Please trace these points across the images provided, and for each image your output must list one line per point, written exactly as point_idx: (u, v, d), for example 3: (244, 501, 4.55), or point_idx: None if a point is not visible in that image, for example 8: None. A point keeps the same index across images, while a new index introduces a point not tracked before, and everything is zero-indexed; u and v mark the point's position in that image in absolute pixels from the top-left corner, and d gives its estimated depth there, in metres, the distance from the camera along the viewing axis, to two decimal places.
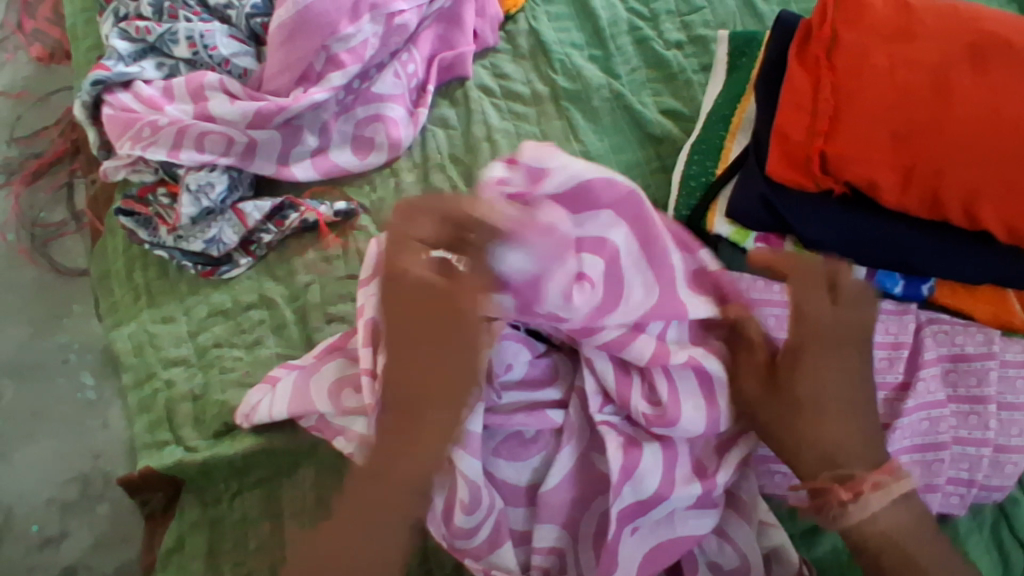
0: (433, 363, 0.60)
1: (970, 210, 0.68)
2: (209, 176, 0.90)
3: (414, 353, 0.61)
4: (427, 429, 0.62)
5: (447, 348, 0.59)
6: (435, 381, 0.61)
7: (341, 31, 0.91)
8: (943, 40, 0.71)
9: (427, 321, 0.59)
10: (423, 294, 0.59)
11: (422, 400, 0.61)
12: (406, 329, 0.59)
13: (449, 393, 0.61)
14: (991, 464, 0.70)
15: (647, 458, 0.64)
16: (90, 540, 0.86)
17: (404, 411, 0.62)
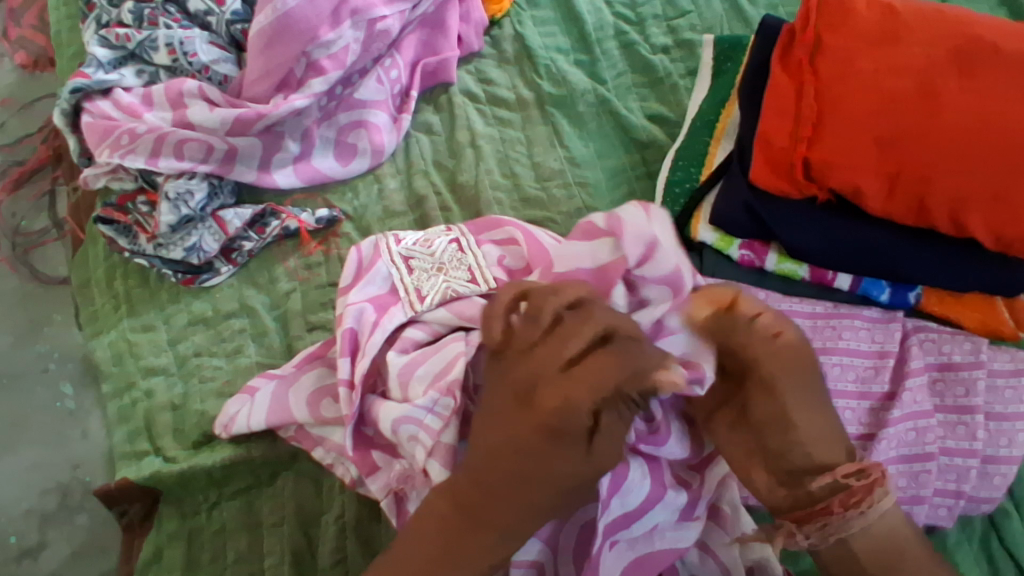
0: (531, 455, 0.53)
1: (956, 217, 0.67)
2: (188, 184, 0.89)
3: (503, 460, 0.54)
4: (482, 546, 0.55)
5: (537, 471, 0.53)
6: (512, 499, 0.54)
7: (322, 37, 0.90)
8: (926, 43, 0.70)
9: (533, 434, 0.53)
10: (547, 409, 0.53)
11: (489, 513, 0.55)
12: (508, 425, 0.55)
13: (523, 517, 0.55)
14: (979, 475, 0.69)
15: (635, 470, 0.62)
16: (69, 551, 0.86)
17: (467, 512, 0.55)
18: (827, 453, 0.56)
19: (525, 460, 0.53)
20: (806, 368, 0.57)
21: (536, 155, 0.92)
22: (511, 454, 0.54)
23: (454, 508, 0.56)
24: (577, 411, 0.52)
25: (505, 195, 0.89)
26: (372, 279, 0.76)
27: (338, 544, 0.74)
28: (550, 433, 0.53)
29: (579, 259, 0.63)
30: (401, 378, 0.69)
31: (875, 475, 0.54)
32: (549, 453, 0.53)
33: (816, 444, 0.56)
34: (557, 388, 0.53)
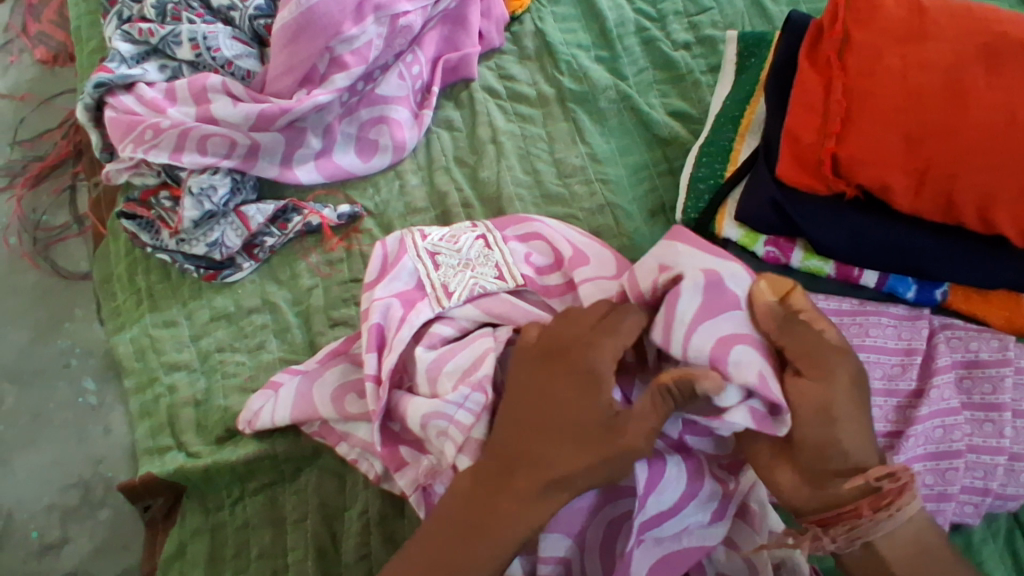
0: (564, 417, 0.56)
1: (985, 214, 0.67)
2: (211, 179, 0.89)
3: (528, 422, 0.57)
4: (507, 519, 0.55)
5: (560, 427, 0.56)
6: (536, 462, 0.55)
7: (345, 32, 0.90)
8: (957, 39, 0.69)
9: (555, 388, 0.57)
10: (567, 363, 0.57)
11: (512, 479, 0.56)
12: (531, 393, 0.57)
13: (547, 482, 0.55)
14: (1006, 472, 0.68)
15: (671, 469, 0.62)
16: (91, 546, 0.86)
17: (491, 485, 0.56)
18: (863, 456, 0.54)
19: (549, 417, 0.56)
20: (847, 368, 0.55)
21: (558, 151, 0.92)
22: (535, 416, 0.57)
23: (477, 485, 0.57)
24: (597, 362, 0.56)
25: (527, 191, 0.89)
26: (399, 274, 0.75)
27: (362, 539, 0.74)
28: (574, 389, 0.56)
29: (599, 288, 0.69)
30: (429, 373, 0.69)
31: (904, 479, 0.52)
32: (568, 404, 0.56)
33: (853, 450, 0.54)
34: (577, 343, 0.58)
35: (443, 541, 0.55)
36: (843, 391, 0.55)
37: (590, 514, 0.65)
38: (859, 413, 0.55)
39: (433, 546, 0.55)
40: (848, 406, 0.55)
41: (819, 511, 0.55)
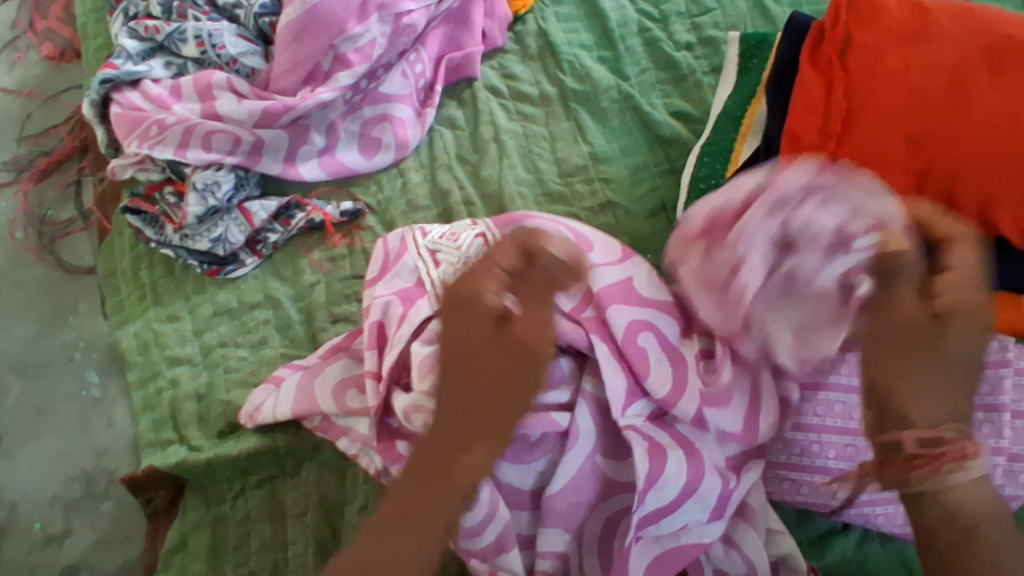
0: (458, 352, 0.57)
1: (987, 215, 0.67)
2: (216, 175, 0.90)
3: (456, 369, 0.58)
4: (465, 469, 0.57)
5: (485, 366, 0.57)
6: (473, 407, 0.57)
7: (349, 31, 0.91)
8: (959, 41, 0.70)
9: (469, 331, 0.57)
10: (475, 306, 0.57)
11: (453, 426, 0.58)
12: (452, 342, 0.58)
13: (486, 421, 0.57)
14: (1005, 473, 0.68)
15: (672, 464, 0.62)
16: (93, 538, 0.86)
17: (445, 439, 0.58)
18: (925, 417, 0.55)
19: (475, 358, 0.57)
20: (940, 332, 0.56)
21: (559, 150, 0.92)
22: (465, 362, 0.57)
23: (433, 447, 0.58)
24: (491, 293, 0.56)
25: (528, 190, 0.90)
26: (399, 272, 0.77)
27: None
28: (458, 324, 0.58)
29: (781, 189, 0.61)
30: (422, 369, 0.68)
31: (952, 452, 0.54)
32: (461, 340, 0.57)
33: (914, 408, 0.56)
34: (473, 282, 0.57)
35: (396, 505, 0.58)
36: (913, 344, 0.56)
37: (591, 510, 0.65)
38: (942, 383, 0.56)
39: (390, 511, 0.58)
40: (938, 379, 0.56)
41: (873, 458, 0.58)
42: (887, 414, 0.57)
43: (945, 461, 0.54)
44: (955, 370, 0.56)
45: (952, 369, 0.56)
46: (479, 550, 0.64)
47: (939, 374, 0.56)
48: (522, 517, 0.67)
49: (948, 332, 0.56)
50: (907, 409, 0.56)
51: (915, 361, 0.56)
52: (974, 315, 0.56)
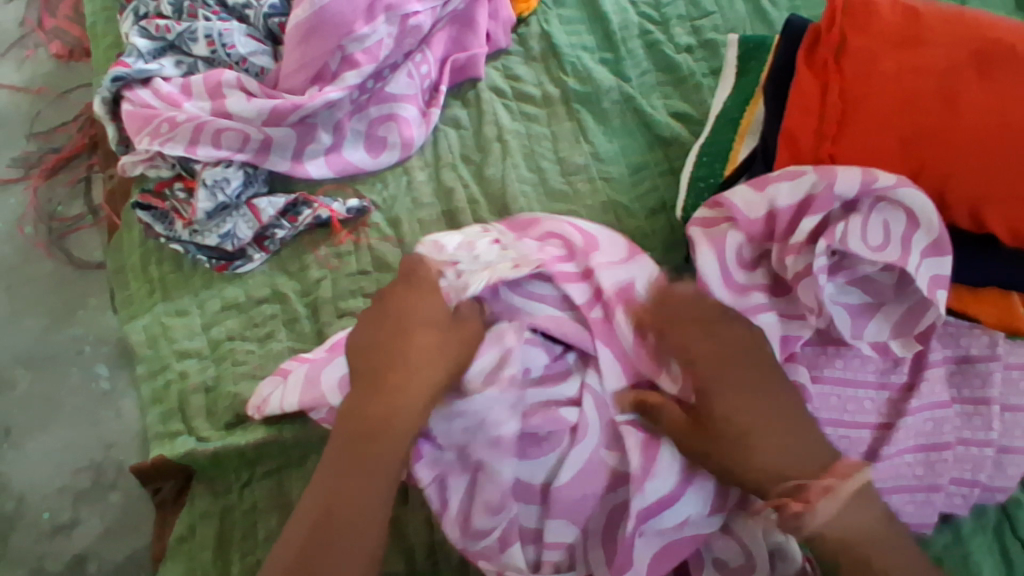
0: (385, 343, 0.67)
1: (975, 214, 0.69)
2: (225, 172, 0.92)
3: (385, 344, 0.66)
4: (400, 417, 0.63)
5: (412, 325, 0.67)
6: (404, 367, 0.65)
7: (357, 31, 0.93)
8: (950, 46, 0.72)
9: (404, 305, 0.68)
10: (405, 288, 0.70)
11: (387, 391, 0.64)
12: (374, 325, 0.68)
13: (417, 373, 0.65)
14: (994, 464, 0.70)
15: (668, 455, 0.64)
16: (102, 528, 0.88)
17: (370, 401, 0.64)
18: (795, 466, 0.59)
19: (400, 328, 0.67)
20: (761, 380, 0.62)
21: (562, 150, 0.94)
22: (388, 340, 0.67)
23: (359, 423, 0.63)
24: (420, 278, 0.70)
25: (530, 188, 0.92)
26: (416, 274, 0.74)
27: None
28: (387, 322, 0.68)
29: (784, 199, 0.70)
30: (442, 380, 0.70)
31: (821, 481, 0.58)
32: (387, 332, 0.67)
33: (779, 467, 0.59)
34: (404, 278, 0.71)
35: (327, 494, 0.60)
36: (743, 409, 0.61)
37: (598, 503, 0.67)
38: (784, 428, 0.60)
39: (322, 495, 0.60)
40: (778, 424, 0.60)
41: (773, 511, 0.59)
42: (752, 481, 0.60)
43: (820, 490, 0.58)
44: (788, 413, 0.61)
45: (779, 407, 0.61)
46: (483, 550, 0.67)
47: (763, 423, 0.60)
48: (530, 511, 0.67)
49: (776, 386, 0.62)
50: (767, 463, 0.59)
51: (754, 427, 0.60)
52: (767, 368, 0.63)
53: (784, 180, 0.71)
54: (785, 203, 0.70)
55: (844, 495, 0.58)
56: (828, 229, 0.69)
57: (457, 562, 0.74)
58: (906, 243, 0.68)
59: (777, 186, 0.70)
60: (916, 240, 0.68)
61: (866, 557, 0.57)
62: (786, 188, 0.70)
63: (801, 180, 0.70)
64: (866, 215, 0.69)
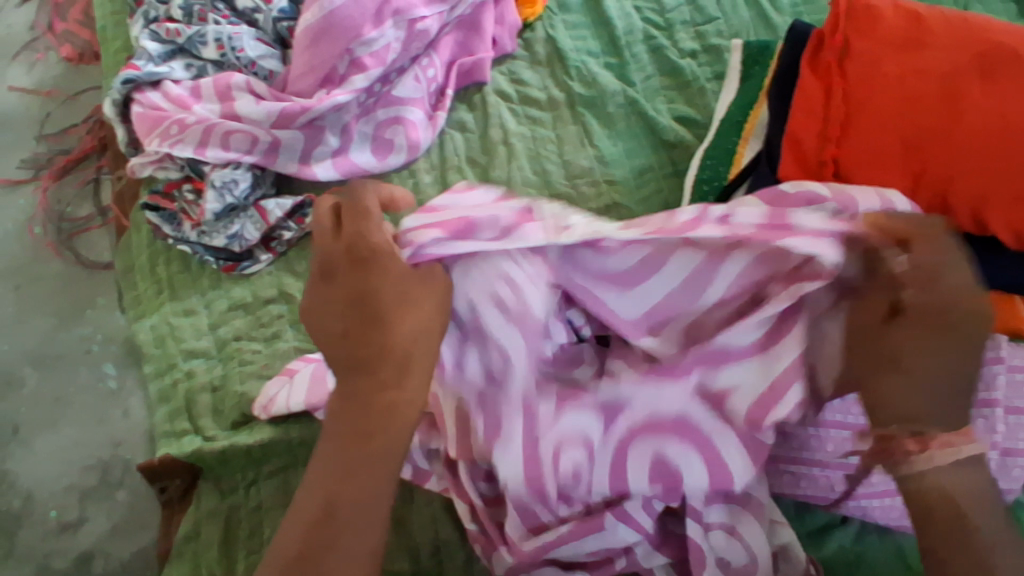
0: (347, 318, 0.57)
1: (979, 216, 0.70)
2: (233, 174, 0.93)
3: (361, 325, 0.56)
4: (398, 412, 0.56)
5: (386, 302, 0.56)
6: (393, 352, 0.56)
7: (365, 35, 0.94)
8: (953, 49, 0.72)
9: (366, 275, 0.56)
10: (359, 254, 0.57)
11: (381, 382, 0.56)
12: (339, 301, 0.57)
13: (412, 359, 0.57)
14: (999, 467, 0.70)
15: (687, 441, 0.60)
16: (108, 526, 0.88)
17: (365, 394, 0.56)
18: (938, 415, 0.51)
19: (372, 305, 0.56)
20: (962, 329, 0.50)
21: (567, 153, 0.95)
22: (352, 312, 0.57)
23: (351, 412, 0.56)
24: (369, 236, 0.57)
25: (536, 190, 0.92)
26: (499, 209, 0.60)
27: None
28: (344, 291, 0.57)
29: None
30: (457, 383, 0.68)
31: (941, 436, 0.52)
32: (349, 304, 0.57)
33: (925, 410, 0.51)
34: (352, 234, 0.57)
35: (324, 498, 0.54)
36: (932, 344, 0.51)
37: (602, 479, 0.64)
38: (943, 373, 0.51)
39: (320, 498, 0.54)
40: (945, 370, 0.51)
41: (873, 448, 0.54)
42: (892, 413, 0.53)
43: (940, 442, 0.52)
44: (963, 371, 0.51)
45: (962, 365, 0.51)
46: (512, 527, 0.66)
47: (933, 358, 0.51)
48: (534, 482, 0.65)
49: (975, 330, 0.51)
50: (909, 407, 0.52)
51: (929, 348, 0.51)
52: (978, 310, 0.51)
53: (802, 205, 0.64)
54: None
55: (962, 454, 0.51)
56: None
57: (462, 560, 0.74)
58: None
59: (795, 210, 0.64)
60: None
61: (964, 514, 0.51)
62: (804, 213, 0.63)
63: (822, 207, 0.63)
64: None
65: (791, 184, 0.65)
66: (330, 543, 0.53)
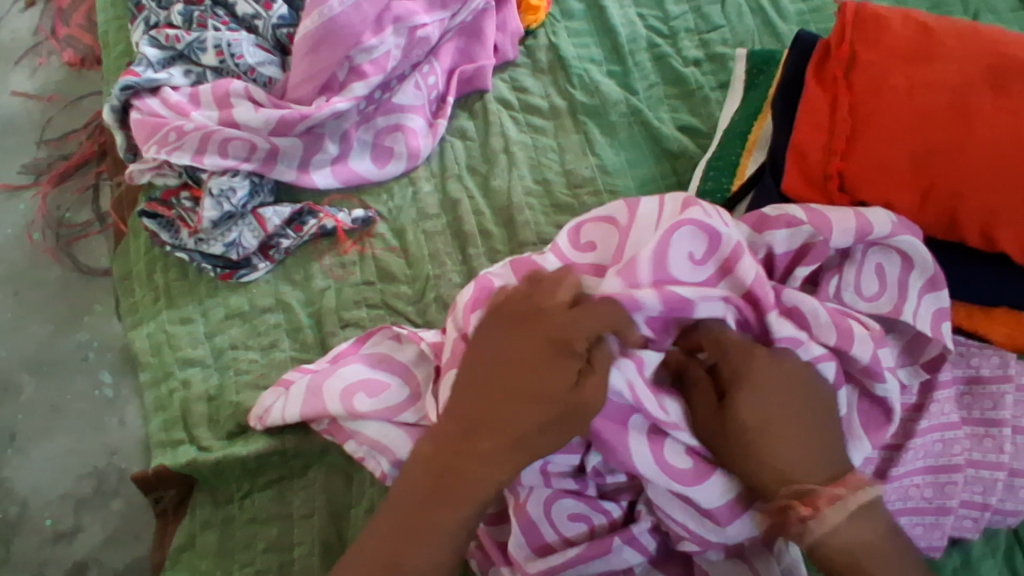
0: (521, 378, 0.57)
1: (987, 232, 0.68)
2: (231, 182, 0.92)
3: (494, 392, 0.58)
4: (467, 479, 0.56)
5: (528, 390, 0.57)
6: (490, 421, 0.57)
7: (365, 42, 0.93)
8: (961, 61, 0.71)
9: (512, 359, 0.58)
10: (529, 334, 0.58)
11: (472, 443, 0.57)
12: (491, 367, 0.59)
13: (511, 446, 0.57)
14: (1005, 488, 0.68)
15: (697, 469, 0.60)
16: (102, 536, 0.88)
17: (465, 436, 0.58)
18: (795, 467, 0.57)
19: (508, 382, 0.57)
20: (777, 385, 0.58)
21: (568, 162, 0.94)
22: (515, 373, 0.58)
23: (453, 444, 0.58)
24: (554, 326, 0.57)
25: (536, 201, 0.91)
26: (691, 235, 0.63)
27: None
28: (529, 350, 0.58)
29: (780, 247, 0.69)
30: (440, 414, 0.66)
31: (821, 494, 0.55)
32: (531, 367, 0.57)
33: (790, 471, 0.57)
34: (543, 315, 0.58)
35: (414, 509, 0.57)
36: (767, 397, 0.58)
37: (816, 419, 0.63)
38: (793, 435, 0.58)
39: (410, 512, 0.57)
40: (782, 425, 0.58)
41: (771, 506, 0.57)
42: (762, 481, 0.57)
43: (827, 499, 0.55)
44: (784, 419, 0.58)
45: (787, 420, 0.58)
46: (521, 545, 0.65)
47: (760, 442, 0.57)
48: (717, 489, 0.60)
49: (778, 382, 0.58)
50: (772, 463, 0.57)
51: (759, 392, 0.58)
52: (761, 380, 0.58)
53: (781, 226, 0.68)
54: (782, 249, 0.69)
55: (852, 507, 0.55)
56: (822, 282, 0.70)
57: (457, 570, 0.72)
58: (902, 288, 0.69)
59: (774, 233, 0.68)
60: (911, 284, 0.69)
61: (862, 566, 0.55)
62: (782, 236, 0.68)
63: (798, 230, 0.67)
64: (860, 263, 0.69)
65: (774, 207, 0.70)
66: (388, 554, 0.56)
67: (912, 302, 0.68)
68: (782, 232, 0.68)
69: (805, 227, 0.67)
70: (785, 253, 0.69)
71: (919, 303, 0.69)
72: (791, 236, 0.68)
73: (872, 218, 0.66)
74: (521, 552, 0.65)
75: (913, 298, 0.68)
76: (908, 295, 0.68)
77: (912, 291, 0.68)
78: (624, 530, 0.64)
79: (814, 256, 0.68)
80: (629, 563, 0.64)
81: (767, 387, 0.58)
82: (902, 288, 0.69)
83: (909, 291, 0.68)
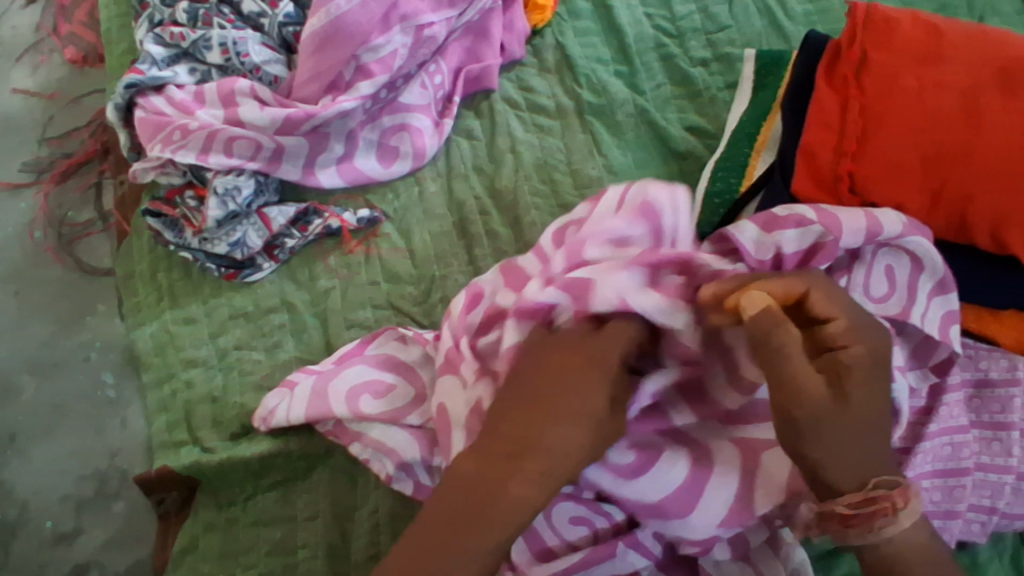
0: (569, 397, 0.52)
1: (998, 235, 0.67)
2: (236, 181, 0.92)
3: (544, 410, 0.52)
4: (509, 499, 0.49)
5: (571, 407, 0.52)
6: (537, 440, 0.51)
7: (372, 41, 0.93)
8: (972, 64, 0.70)
9: (559, 375, 0.53)
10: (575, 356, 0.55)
11: (513, 463, 0.50)
12: (534, 383, 0.54)
13: (552, 470, 0.51)
14: (1014, 492, 0.68)
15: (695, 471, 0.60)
16: (104, 538, 0.87)
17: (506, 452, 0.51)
18: (880, 461, 0.52)
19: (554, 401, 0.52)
20: (881, 372, 0.54)
21: (574, 162, 0.93)
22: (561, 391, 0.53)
23: (493, 459, 0.51)
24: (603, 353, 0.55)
25: (542, 201, 0.90)
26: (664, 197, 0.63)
27: (370, 539, 0.74)
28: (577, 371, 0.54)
29: (789, 247, 0.66)
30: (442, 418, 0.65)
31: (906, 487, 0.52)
32: (580, 391, 0.53)
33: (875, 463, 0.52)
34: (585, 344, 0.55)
35: (443, 526, 0.49)
36: (875, 380, 0.53)
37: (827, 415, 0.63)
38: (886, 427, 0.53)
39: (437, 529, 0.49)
40: (881, 411, 0.53)
41: (849, 499, 0.51)
42: (848, 470, 0.51)
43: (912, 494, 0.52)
44: (886, 406, 0.53)
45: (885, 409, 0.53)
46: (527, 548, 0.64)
47: (867, 427, 0.52)
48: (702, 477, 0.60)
49: (881, 368, 0.54)
50: (866, 451, 0.52)
51: (873, 372, 0.53)
52: (872, 363, 0.53)
53: (790, 225, 0.66)
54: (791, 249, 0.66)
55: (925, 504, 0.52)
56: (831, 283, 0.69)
57: None
58: (912, 291, 0.68)
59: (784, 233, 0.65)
60: (921, 286, 0.68)
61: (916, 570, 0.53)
62: (792, 236, 0.65)
63: (808, 229, 0.65)
64: (870, 265, 0.68)
65: (783, 208, 0.68)
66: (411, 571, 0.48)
67: (921, 307, 0.68)
68: (790, 231, 0.66)
69: (813, 226, 0.65)
70: (793, 253, 0.67)
71: (926, 305, 0.68)
72: (799, 235, 0.66)
73: (882, 218, 0.66)
74: (523, 556, 0.64)
75: (920, 302, 0.68)
76: (916, 298, 0.68)
77: (919, 294, 0.68)
78: (628, 535, 0.63)
79: (822, 254, 0.65)
80: (634, 567, 0.63)
81: (876, 371, 0.53)
82: (908, 290, 0.68)
83: (916, 295, 0.68)
